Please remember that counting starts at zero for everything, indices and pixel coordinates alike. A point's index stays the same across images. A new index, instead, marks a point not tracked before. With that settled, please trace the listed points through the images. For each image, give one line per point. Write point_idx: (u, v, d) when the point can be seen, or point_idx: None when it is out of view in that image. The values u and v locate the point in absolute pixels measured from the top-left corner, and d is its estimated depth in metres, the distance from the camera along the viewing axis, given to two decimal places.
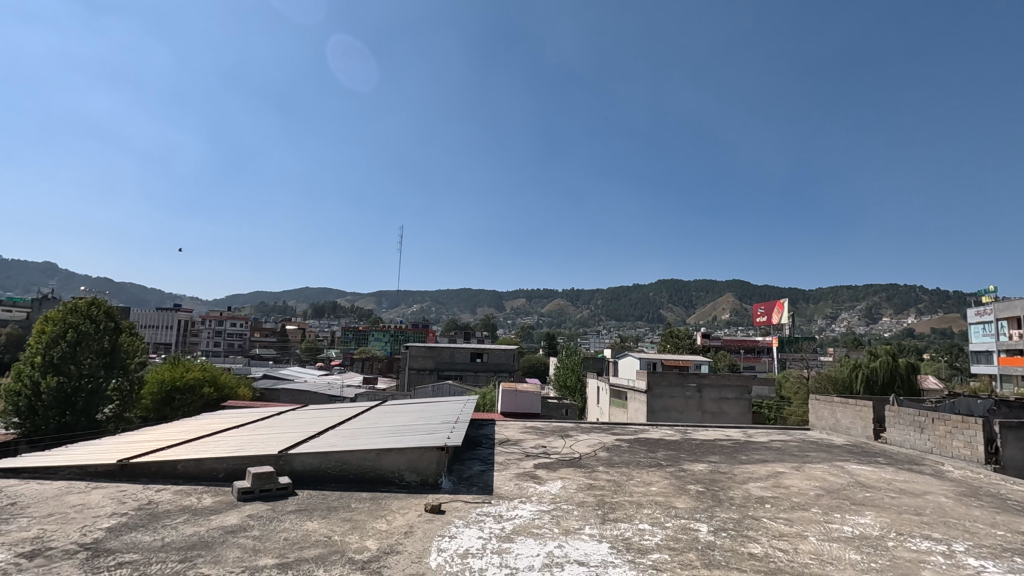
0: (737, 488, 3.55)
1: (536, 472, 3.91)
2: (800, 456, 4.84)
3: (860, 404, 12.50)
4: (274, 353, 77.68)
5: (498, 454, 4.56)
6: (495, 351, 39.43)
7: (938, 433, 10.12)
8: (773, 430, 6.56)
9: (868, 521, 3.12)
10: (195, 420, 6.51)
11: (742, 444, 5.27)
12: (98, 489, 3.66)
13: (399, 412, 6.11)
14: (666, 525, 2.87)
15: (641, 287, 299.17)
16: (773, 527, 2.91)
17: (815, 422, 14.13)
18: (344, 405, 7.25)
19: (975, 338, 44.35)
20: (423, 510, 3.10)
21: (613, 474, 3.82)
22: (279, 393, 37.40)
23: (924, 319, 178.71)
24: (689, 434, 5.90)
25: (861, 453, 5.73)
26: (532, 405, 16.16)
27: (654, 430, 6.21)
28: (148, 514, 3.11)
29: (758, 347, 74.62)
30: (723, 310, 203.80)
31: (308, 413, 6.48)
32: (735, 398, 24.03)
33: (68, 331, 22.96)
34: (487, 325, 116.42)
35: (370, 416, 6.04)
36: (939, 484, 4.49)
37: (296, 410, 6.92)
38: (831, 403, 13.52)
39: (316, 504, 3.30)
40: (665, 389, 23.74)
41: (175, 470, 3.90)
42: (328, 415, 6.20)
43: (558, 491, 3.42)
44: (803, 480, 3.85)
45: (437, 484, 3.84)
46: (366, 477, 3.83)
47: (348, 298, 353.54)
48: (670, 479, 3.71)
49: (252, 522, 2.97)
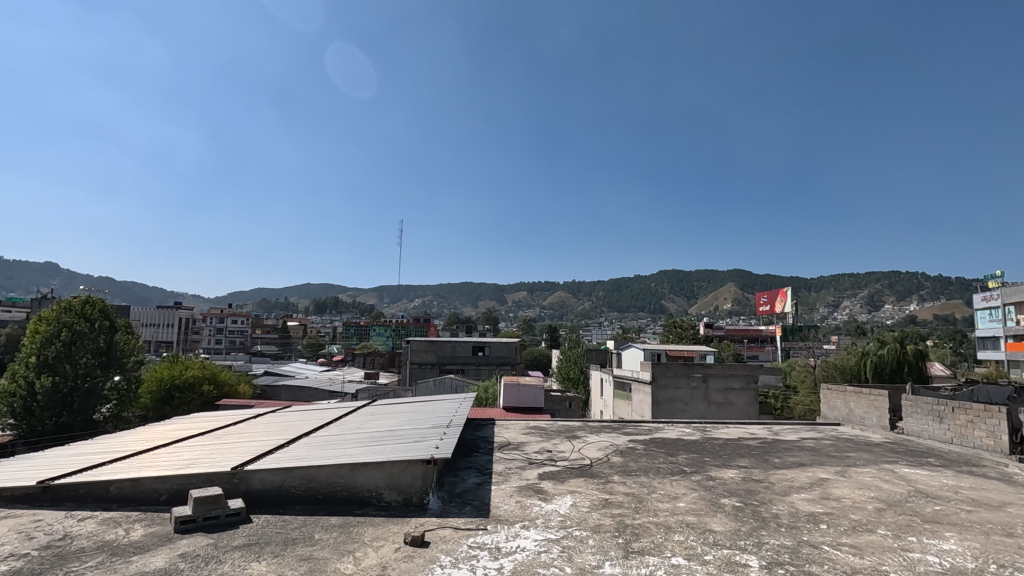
0: (781, 502, 3.10)
1: (541, 486, 3.46)
2: (839, 458, 4.40)
3: (875, 394, 12.05)
4: (276, 350, 77.47)
5: (495, 462, 4.15)
6: (497, 344, 39.06)
7: (960, 422, 9.69)
8: (801, 427, 6.10)
9: (953, 547, 2.67)
10: (167, 424, 6.09)
11: (770, 444, 4.83)
12: (11, 519, 3.25)
13: (388, 414, 5.67)
14: (705, 559, 2.43)
15: (643, 278, 298.28)
16: (839, 559, 2.46)
17: (828, 413, 13.69)
18: (329, 405, 6.87)
19: (982, 323, 43.90)
20: (403, 543, 2.67)
21: (632, 486, 3.37)
22: (279, 390, 37.10)
23: (927, 305, 177.97)
24: (710, 433, 5.46)
25: (900, 451, 5.29)
26: (534, 399, 15.73)
27: (671, 429, 5.76)
28: (57, 557, 2.68)
29: (761, 337, 74.20)
30: (725, 300, 203.43)
31: (291, 416, 6.05)
32: (741, 388, 23.63)
33: (62, 330, 22.55)
34: (489, 319, 116.18)
35: (356, 418, 5.60)
36: (1005, 491, 4.03)
37: (278, 412, 6.49)
38: (844, 392, 13.08)
39: (272, 537, 2.87)
40: (670, 379, 23.35)
41: (108, 493, 3.50)
42: (309, 417, 5.79)
43: (566, 512, 2.98)
44: (854, 490, 3.41)
45: (423, 503, 3.42)
46: (337, 495, 3.45)
47: (350, 293, 353.14)
48: (699, 491, 3.26)
49: (188, 565, 2.53)
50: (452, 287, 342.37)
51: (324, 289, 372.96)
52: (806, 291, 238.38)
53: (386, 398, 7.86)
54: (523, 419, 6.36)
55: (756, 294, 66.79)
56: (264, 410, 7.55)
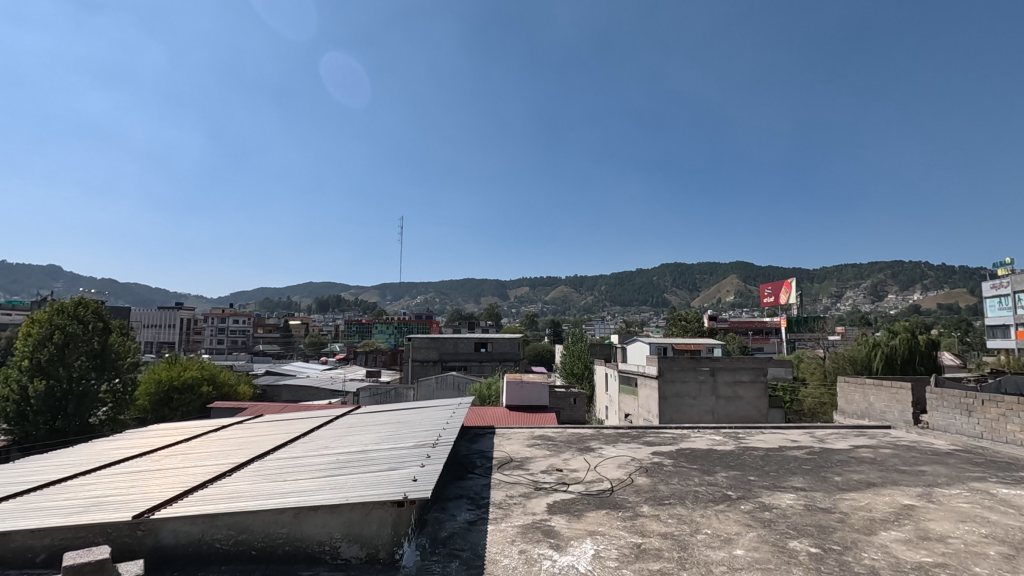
0: (872, 548, 2.57)
1: (552, 523, 2.90)
2: (912, 475, 3.86)
3: (897, 387, 11.48)
4: (278, 349, 77.25)
5: (490, 488, 3.58)
6: (500, 340, 38.60)
7: (991, 416, 9.11)
8: (844, 434, 5.54)
9: None
10: (123, 445, 5.58)
11: (821, 455, 4.28)
12: None
13: (372, 425, 5.11)
14: None
15: (645, 272, 297.33)
16: None
17: (845, 407, 13.12)
18: (311, 413, 6.33)
19: (991, 312, 43.24)
20: None
21: (668, 524, 2.81)
22: (280, 390, 36.68)
23: (930, 295, 176.81)
24: (745, 442, 4.91)
25: (963, 460, 4.72)
26: (538, 397, 15.13)
27: (699, 438, 5.21)
28: None
29: (766, 329, 73.39)
30: (727, 292, 202.85)
31: (264, 429, 5.51)
32: (751, 381, 23.05)
33: (54, 332, 22.06)
34: (490, 314, 115.55)
35: (332, 431, 5.04)
36: None
37: (250, 424, 5.98)
38: (862, 385, 12.51)
39: None
40: (677, 374, 22.77)
41: None
42: (282, 431, 5.25)
43: (587, 568, 2.42)
44: (957, 525, 2.86)
45: (391, 558, 2.90)
46: (279, 551, 2.93)
47: (352, 290, 352.83)
48: (761, 534, 2.70)
49: None
50: (453, 284, 342.01)
51: (325, 288, 372.71)
52: (809, 282, 237.40)
53: (375, 401, 7.32)
54: (531, 426, 5.79)
55: (760, 286, 66.23)
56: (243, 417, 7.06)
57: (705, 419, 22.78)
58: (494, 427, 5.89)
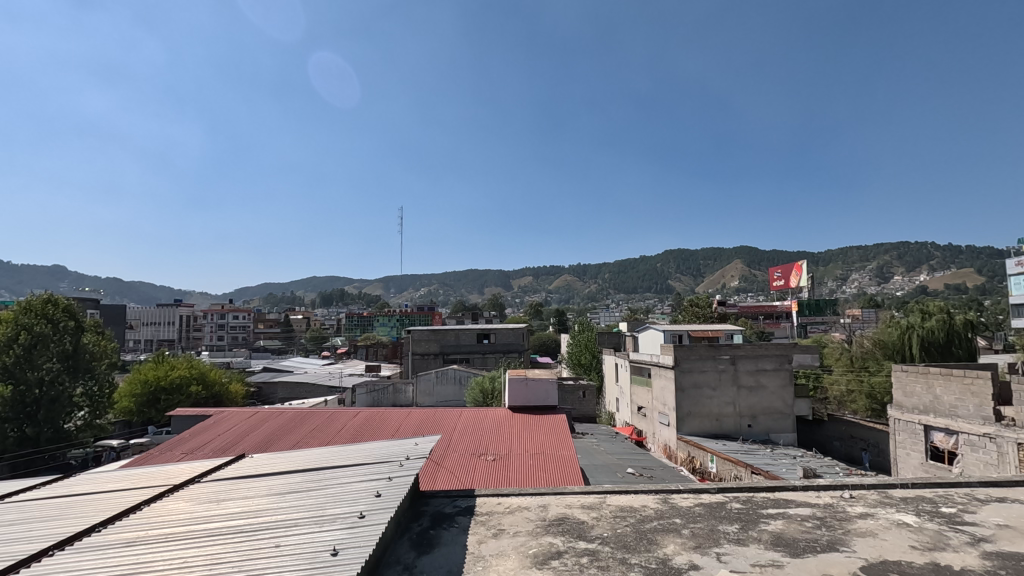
0: None
1: None
2: None
3: (972, 378, 9.70)
4: (281, 344, 75.78)
5: None
6: (503, 330, 36.93)
7: None
8: None
9: None
10: None
11: None
12: None
13: (257, 527, 3.21)
14: None
15: (649, 260, 294.82)
16: None
17: (902, 400, 11.31)
18: (161, 488, 4.48)
19: (1016, 290, 41.26)
20: None
21: None
22: (275, 387, 35.18)
23: (937, 276, 173.68)
24: (991, 550, 3.18)
25: None
26: (546, 396, 13.31)
27: (887, 530, 3.46)
28: None
29: (777, 313, 71.44)
30: (732, 278, 201.73)
31: (86, 525, 3.68)
32: (775, 369, 21.22)
33: (20, 333, 20.46)
34: (495, 304, 114.85)
35: (192, 537, 3.17)
36: None
37: (93, 508, 4.20)
38: (925, 374, 10.69)
39: None
40: (694, 363, 21.03)
41: None
42: (104, 537, 3.41)
43: None
44: None
45: None
46: None
47: (356, 285, 352.70)
48: None
49: None
50: (457, 277, 341.82)
51: (330, 282, 372.92)
52: (814, 265, 234.54)
53: (306, 456, 5.45)
54: (578, 501, 4.07)
55: (769, 270, 64.20)
56: (113, 481, 5.31)
57: (726, 411, 21.01)
58: (506, 499, 4.11)
